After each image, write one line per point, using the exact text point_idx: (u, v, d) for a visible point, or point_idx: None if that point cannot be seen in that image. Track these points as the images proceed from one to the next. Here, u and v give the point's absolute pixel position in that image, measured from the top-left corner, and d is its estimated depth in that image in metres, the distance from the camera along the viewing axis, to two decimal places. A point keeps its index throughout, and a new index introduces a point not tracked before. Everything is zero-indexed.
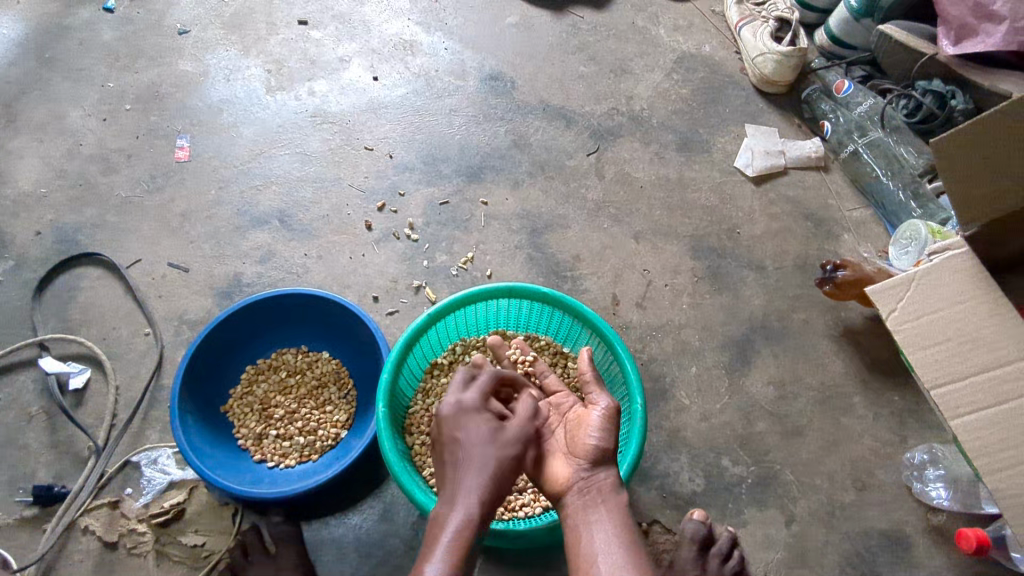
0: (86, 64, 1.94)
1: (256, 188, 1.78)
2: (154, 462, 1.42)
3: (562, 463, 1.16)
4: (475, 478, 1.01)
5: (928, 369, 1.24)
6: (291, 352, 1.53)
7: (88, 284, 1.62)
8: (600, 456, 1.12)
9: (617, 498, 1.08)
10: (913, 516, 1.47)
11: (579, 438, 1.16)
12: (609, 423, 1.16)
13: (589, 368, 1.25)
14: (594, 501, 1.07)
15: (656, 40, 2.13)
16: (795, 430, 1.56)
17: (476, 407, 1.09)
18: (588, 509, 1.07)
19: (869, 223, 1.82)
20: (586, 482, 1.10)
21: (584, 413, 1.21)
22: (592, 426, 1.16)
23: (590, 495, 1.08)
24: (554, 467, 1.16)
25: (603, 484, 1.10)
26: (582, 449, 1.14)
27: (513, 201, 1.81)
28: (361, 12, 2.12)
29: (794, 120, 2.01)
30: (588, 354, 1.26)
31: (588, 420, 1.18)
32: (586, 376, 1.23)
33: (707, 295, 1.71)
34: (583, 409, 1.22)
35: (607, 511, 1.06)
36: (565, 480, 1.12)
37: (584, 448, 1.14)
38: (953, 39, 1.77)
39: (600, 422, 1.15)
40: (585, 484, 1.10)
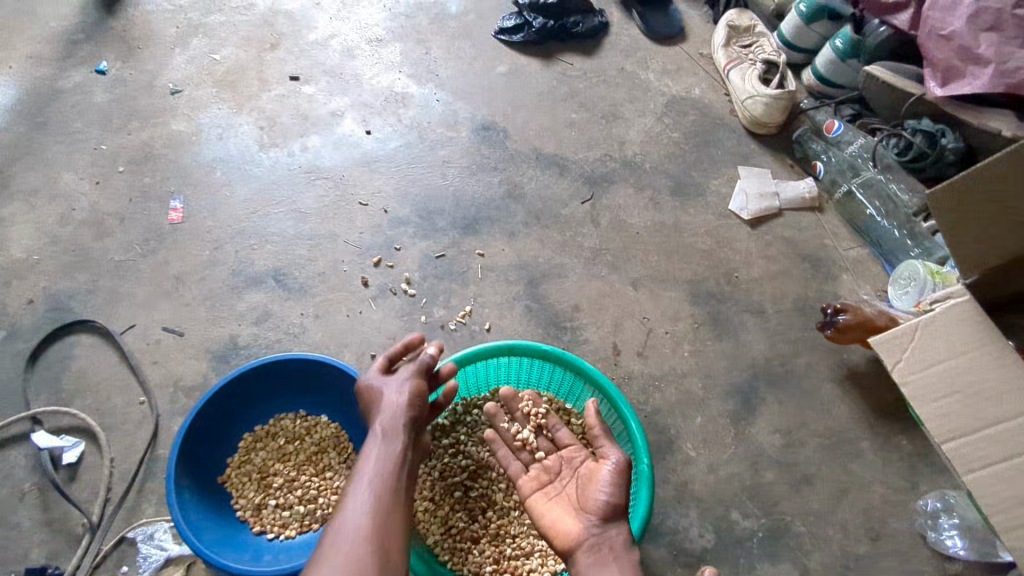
0: (79, 127, 1.94)
1: (250, 248, 1.77)
2: (150, 537, 1.38)
3: (574, 520, 1.14)
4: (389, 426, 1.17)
5: (938, 422, 1.23)
6: (290, 417, 1.50)
7: (81, 353, 1.59)
8: (611, 512, 1.11)
9: (630, 556, 1.06)
10: (929, 565, 1.44)
11: (591, 494, 1.15)
12: (621, 479, 1.15)
13: (596, 421, 1.23)
14: (605, 558, 1.05)
15: (645, 85, 2.15)
16: (804, 479, 1.53)
17: (398, 379, 1.25)
18: (599, 562, 1.04)
19: (866, 263, 1.82)
20: (598, 539, 1.08)
21: (596, 468, 1.20)
22: (603, 481, 1.15)
23: (602, 549, 1.06)
24: (566, 523, 1.14)
25: (616, 541, 1.08)
26: (593, 506, 1.13)
27: (510, 252, 1.80)
28: (353, 65, 2.14)
29: (786, 160, 2.02)
30: (594, 408, 1.24)
31: (600, 475, 1.17)
32: (595, 429, 1.22)
33: (709, 341, 1.69)
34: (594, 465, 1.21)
35: (619, 568, 1.03)
36: (577, 537, 1.10)
37: (595, 505, 1.13)
38: (940, 81, 1.78)
39: (611, 477, 1.15)
40: (598, 540, 1.08)
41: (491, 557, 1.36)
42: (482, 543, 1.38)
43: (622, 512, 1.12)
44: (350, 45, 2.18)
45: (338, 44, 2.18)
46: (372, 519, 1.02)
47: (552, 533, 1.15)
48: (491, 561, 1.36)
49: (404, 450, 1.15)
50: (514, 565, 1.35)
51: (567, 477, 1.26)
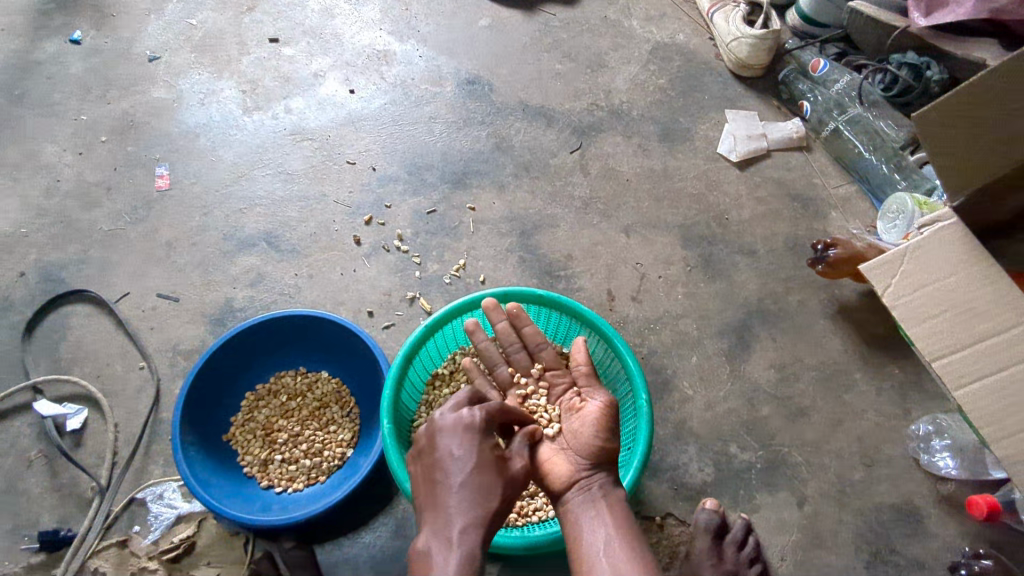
0: (57, 98, 1.91)
1: (240, 212, 1.76)
2: (160, 497, 1.40)
3: (563, 459, 1.15)
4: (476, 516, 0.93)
5: (928, 342, 1.25)
6: (290, 374, 1.51)
7: (77, 322, 1.59)
8: (602, 455, 1.12)
9: (616, 496, 1.08)
10: (923, 487, 1.48)
11: (583, 437, 1.16)
12: (609, 418, 1.17)
13: (585, 360, 1.26)
14: (594, 498, 1.07)
15: (629, 32, 2.13)
16: (799, 411, 1.56)
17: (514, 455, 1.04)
18: (590, 504, 1.06)
19: (855, 200, 1.84)
20: (588, 479, 1.10)
21: (584, 408, 1.23)
22: (592, 419, 1.18)
23: (594, 492, 1.07)
24: (555, 462, 1.14)
25: (604, 481, 1.09)
26: (584, 447, 1.14)
27: (501, 204, 1.80)
28: (332, 25, 2.10)
29: (773, 103, 2.02)
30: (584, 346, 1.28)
31: (588, 415, 1.20)
32: (583, 368, 1.26)
33: (702, 283, 1.71)
34: (582, 403, 1.25)
35: (608, 508, 1.05)
36: (566, 475, 1.11)
37: (586, 443, 1.15)
38: (924, 11, 1.78)
39: (599, 416, 1.17)
40: (586, 480, 1.10)
41: None
42: None
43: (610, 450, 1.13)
44: (329, 5, 2.15)
45: (317, 3, 2.15)
46: None
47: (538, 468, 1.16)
48: None
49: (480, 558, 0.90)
50: (520, 507, 1.37)
51: (550, 410, 1.30)
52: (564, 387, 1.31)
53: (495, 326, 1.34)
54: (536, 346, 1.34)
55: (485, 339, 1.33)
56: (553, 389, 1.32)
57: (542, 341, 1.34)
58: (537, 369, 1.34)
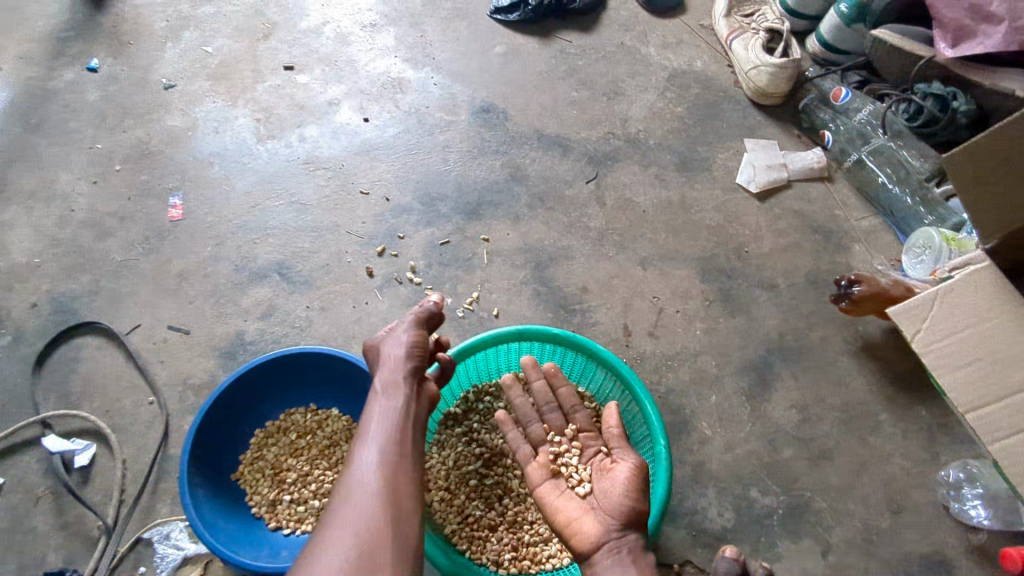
0: (73, 127, 1.92)
1: (251, 243, 1.74)
2: (166, 537, 1.38)
3: (592, 519, 1.08)
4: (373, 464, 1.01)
5: (959, 391, 1.20)
6: (300, 411, 1.49)
7: (88, 355, 1.58)
8: (632, 517, 1.06)
9: (647, 561, 1.01)
10: (953, 536, 1.43)
11: (613, 496, 1.10)
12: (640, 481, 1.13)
13: (618, 422, 1.23)
14: (624, 561, 0.99)
15: (646, 59, 2.11)
16: (823, 454, 1.51)
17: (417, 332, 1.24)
18: (620, 568, 0.97)
19: (879, 232, 1.79)
20: (619, 542, 1.02)
21: (614, 469, 1.18)
22: (623, 482, 1.13)
23: (624, 555, 1.00)
24: (583, 522, 1.08)
25: (634, 545, 1.02)
26: (615, 508, 1.08)
27: (515, 236, 1.77)
28: (347, 52, 2.10)
29: (793, 131, 1.98)
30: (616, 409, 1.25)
31: (617, 478, 1.14)
32: (616, 430, 1.23)
33: (721, 319, 1.67)
34: (613, 464, 1.20)
35: (638, 572, 0.97)
36: (596, 537, 1.04)
37: (617, 504, 1.09)
38: (951, 41, 1.73)
39: (631, 478, 1.12)
40: (616, 541, 1.02)
41: (509, 545, 1.33)
42: (499, 530, 1.36)
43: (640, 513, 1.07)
44: (344, 32, 2.14)
45: (331, 30, 2.14)
46: (378, 473, 0.99)
47: (567, 528, 1.09)
48: (509, 549, 1.33)
49: (405, 405, 1.11)
50: (533, 553, 1.32)
51: (581, 469, 1.23)
52: (596, 450, 1.27)
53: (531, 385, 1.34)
54: (570, 407, 1.33)
55: (521, 395, 1.34)
56: (585, 450, 1.28)
57: (577, 403, 1.33)
58: (570, 429, 1.31)
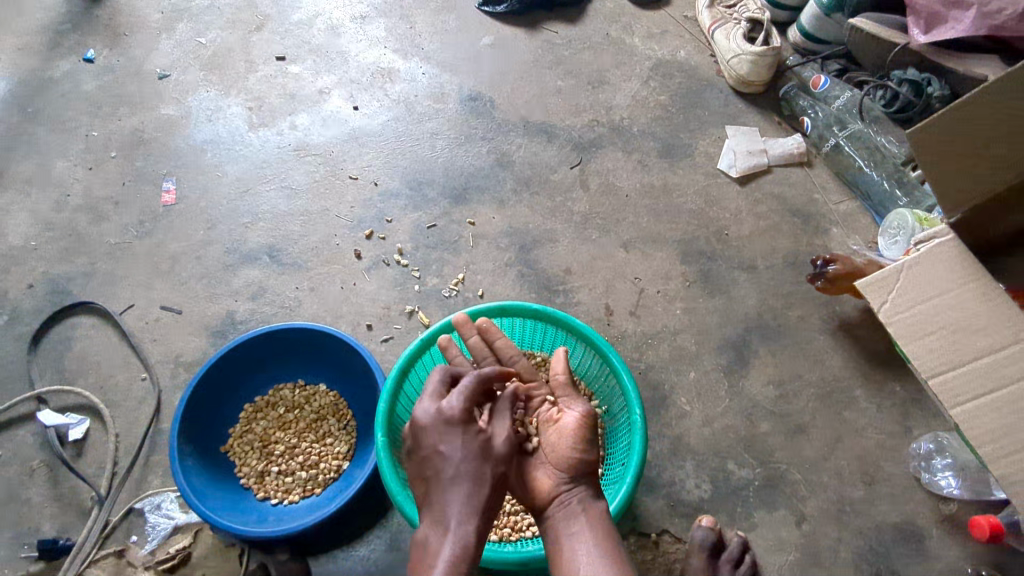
0: (70, 115, 1.96)
1: (243, 227, 1.79)
2: (158, 507, 1.41)
3: (540, 474, 1.14)
4: (474, 519, 0.96)
5: (924, 359, 1.23)
6: (288, 387, 1.53)
7: (82, 334, 1.62)
8: (578, 470, 1.11)
9: (598, 509, 1.08)
10: (925, 506, 1.46)
11: (560, 450, 1.14)
12: (588, 431, 1.16)
13: (562, 371, 1.24)
14: (575, 512, 1.06)
15: (631, 49, 2.15)
16: (798, 428, 1.55)
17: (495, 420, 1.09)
18: (573, 520, 1.05)
19: (856, 215, 1.83)
20: (568, 494, 1.09)
21: (558, 420, 1.20)
22: (568, 433, 1.16)
23: (575, 506, 1.07)
24: (534, 477, 1.14)
25: (585, 495, 1.09)
26: (562, 462, 1.13)
27: (500, 219, 1.81)
28: (338, 43, 2.14)
29: (774, 118, 2.02)
30: (563, 356, 1.26)
31: (562, 427, 1.17)
32: (561, 378, 1.23)
33: (700, 298, 1.71)
34: (559, 414, 1.22)
35: (587, 522, 1.05)
36: (547, 491, 1.10)
37: (562, 457, 1.13)
38: (924, 27, 1.76)
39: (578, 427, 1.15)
40: (567, 494, 1.09)
41: None
42: None
43: (589, 461, 1.12)
44: (334, 24, 2.19)
45: (322, 22, 2.19)
46: None
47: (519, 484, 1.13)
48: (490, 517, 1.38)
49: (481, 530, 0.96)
50: (513, 522, 1.37)
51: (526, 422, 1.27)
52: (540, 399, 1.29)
53: (468, 342, 1.34)
54: (508, 359, 1.33)
55: (459, 355, 1.31)
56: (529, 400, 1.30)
57: (514, 353, 1.34)
58: None
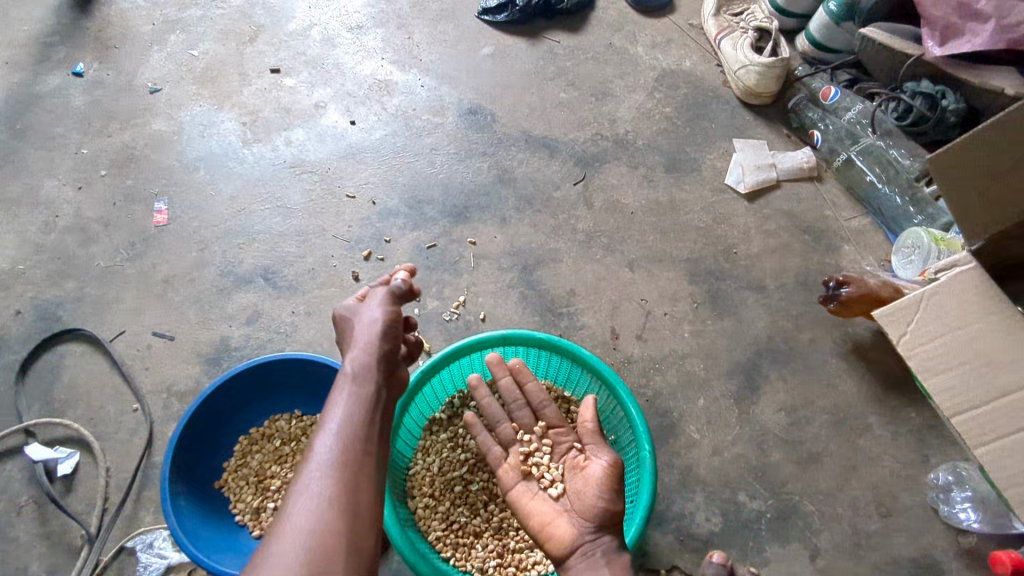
0: (58, 132, 1.91)
1: (237, 248, 1.73)
2: (150, 545, 1.37)
3: (565, 523, 1.09)
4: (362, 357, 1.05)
5: (944, 396, 1.19)
6: (284, 418, 1.48)
7: (71, 362, 1.57)
8: (606, 519, 1.05)
9: (622, 564, 0.99)
10: (943, 540, 1.42)
11: (585, 497, 1.09)
12: (616, 478, 1.10)
13: (592, 417, 1.20)
14: (597, 565, 0.98)
15: (635, 59, 2.10)
16: (811, 457, 1.50)
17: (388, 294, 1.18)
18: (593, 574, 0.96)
19: (869, 232, 1.77)
20: (592, 546, 1.02)
21: (586, 468, 1.15)
22: (596, 482, 1.10)
23: (598, 558, 0.99)
24: (555, 527, 1.09)
25: (608, 547, 1.01)
26: (589, 511, 1.07)
27: (502, 239, 1.76)
28: (334, 54, 2.09)
29: (783, 131, 1.97)
30: (592, 402, 1.22)
31: (590, 476, 1.13)
32: (589, 426, 1.19)
33: (709, 320, 1.66)
34: (586, 462, 1.17)
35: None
36: (570, 542, 1.04)
37: (588, 505, 1.08)
38: (939, 40, 1.71)
39: (603, 474, 1.10)
40: (590, 546, 1.02)
41: (494, 552, 1.32)
42: (485, 536, 1.35)
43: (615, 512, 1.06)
44: (330, 34, 2.13)
45: (318, 33, 2.13)
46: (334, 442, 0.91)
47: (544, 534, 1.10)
48: (494, 556, 1.32)
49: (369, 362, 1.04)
50: (519, 559, 1.32)
51: (553, 469, 1.22)
52: (568, 446, 1.26)
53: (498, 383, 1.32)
54: (539, 403, 1.30)
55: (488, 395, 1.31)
56: (557, 447, 1.26)
57: (545, 398, 1.31)
58: (540, 427, 1.29)
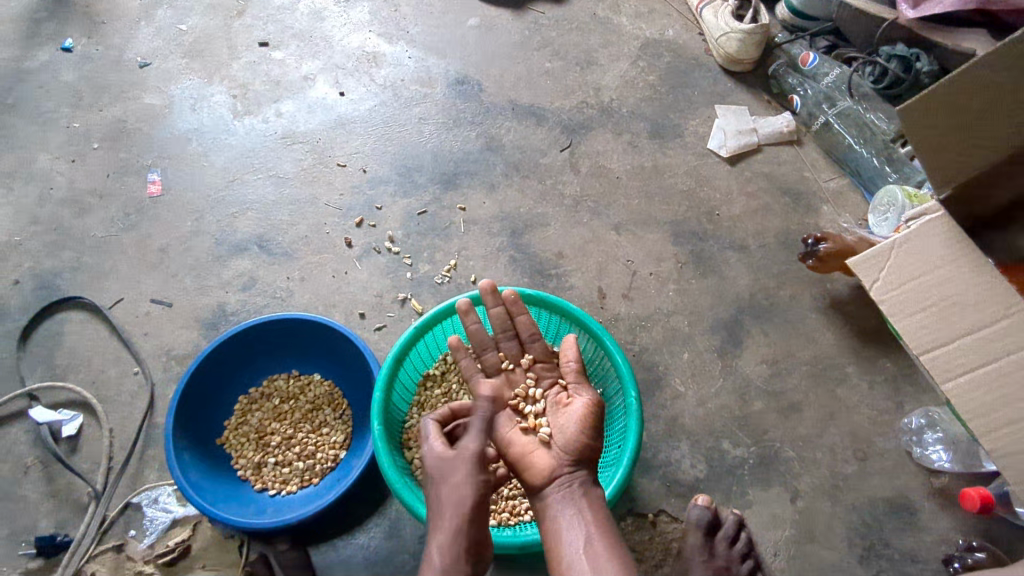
0: (50, 106, 1.92)
1: (231, 217, 1.77)
2: (155, 501, 1.41)
3: (545, 453, 1.18)
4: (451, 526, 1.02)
5: (916, 336, 1.25)
6: (282, 377, 1.52)
7: (71, 329, 1.61)
8: (584, 453, 1.15)
9: (596, 496, 1.11)
10: (916, 480, 1.48)
11: (567, 431, 1.18)
12: (597, 415, 1.19)
13: (575, 358, 1.26)
14: (573, 495, 1.10)
15: (619, 29, 2.13)
16: (792, 406, 1.56)
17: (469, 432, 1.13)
18: (571, 505, 1.09)
19: (847, 193, 1.83)
20: (570, 477, 1.13)
21: (568, 406, 1.23)
22: (576, 417, 1.19)
23: (575, 490, 1.11)
24: (537, 456, 1.18)
25: (584, 479, 1.12)
26: (568, 444, 1.16)
27: (491, 204, 1.80)
28: (322, 28, 2.11)
29: (764, 97, 2.01)
30: (575, 342, 1.28)
31: (572, 412, 1.21)
32: (572, 365, 1.26)
33: (693, 280, 1.71)
34: (570, 399, 1.25)
35: (587, 506, 1.09)
36: (549, 471, 1.14)
37: (569, 440, 1.16)
38: (912, 3, 1.80)
39: (584, 412, 1.18)
40: (567, 477, 1.13)
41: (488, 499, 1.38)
42: None
43: (594, 447, 1.16)
44: (318, 7, 2.15)
45: (305, 6, 2.16)
46: None
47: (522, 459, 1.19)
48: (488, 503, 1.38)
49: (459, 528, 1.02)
50: (511, 506, 1.38)
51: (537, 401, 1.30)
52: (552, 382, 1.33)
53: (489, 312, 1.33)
54: (528, 338, 1.34)
55: (477, 321, 1.31)
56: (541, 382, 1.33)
57: (535, 333, 1.34)
58: (527, 360, 1.34)
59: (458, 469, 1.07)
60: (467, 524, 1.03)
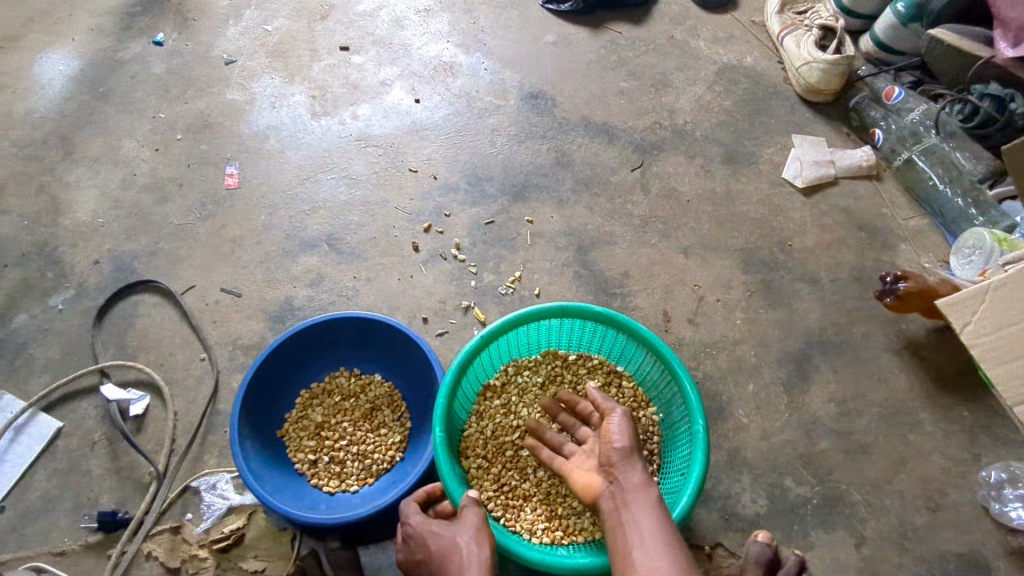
0: (139, 96, 2.00)
1: (303, 214, 1.80)
2: (213, 486, 1.43)
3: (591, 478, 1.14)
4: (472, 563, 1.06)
5: (1009, 384, 1.29)
6: (345, 375, 1.53)
7: (145, 311, 1.65)
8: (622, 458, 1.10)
9: (649, 492, 1.04)
10: (992, 537, 1.41)
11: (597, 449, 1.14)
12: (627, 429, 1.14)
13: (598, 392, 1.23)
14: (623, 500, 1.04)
15: (696, 52, 2.12)
16: (860, 448, 1.50)
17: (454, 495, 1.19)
18: (617, 508, 1.04)
19: (927, 232, 1.77)
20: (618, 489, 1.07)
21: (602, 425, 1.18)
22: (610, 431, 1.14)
23: (622, 493, 1.05)
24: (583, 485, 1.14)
25: (633, 483, 1.06)
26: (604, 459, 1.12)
27: (559, 219, 1.80)
28: (401, 36, 2.15)
29: (842, 129, 1.97)
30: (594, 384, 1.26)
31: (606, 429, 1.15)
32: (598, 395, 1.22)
33: (761, 309, 1.67)
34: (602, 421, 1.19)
35: (639, 508, 1.02)
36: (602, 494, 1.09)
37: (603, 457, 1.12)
38: (1011, 42, 1.73)
39: (620, 428, 1.13)
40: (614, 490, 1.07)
41: (543, 515, 1.35)
42: (533, 500, 1.37)
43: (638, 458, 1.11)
44: (399, 16, 2.20)
45: (387, 15, 2.20)
46: None
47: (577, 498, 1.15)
48: (543, 519, 1.35)
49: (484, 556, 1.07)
50: (566, 525, 1.33)
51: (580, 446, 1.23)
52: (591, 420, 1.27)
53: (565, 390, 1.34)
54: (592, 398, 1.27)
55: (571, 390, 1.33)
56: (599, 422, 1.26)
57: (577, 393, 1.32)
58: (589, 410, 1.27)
59: (464, 517, 1.13)
60: (484, 545, 1.09)
